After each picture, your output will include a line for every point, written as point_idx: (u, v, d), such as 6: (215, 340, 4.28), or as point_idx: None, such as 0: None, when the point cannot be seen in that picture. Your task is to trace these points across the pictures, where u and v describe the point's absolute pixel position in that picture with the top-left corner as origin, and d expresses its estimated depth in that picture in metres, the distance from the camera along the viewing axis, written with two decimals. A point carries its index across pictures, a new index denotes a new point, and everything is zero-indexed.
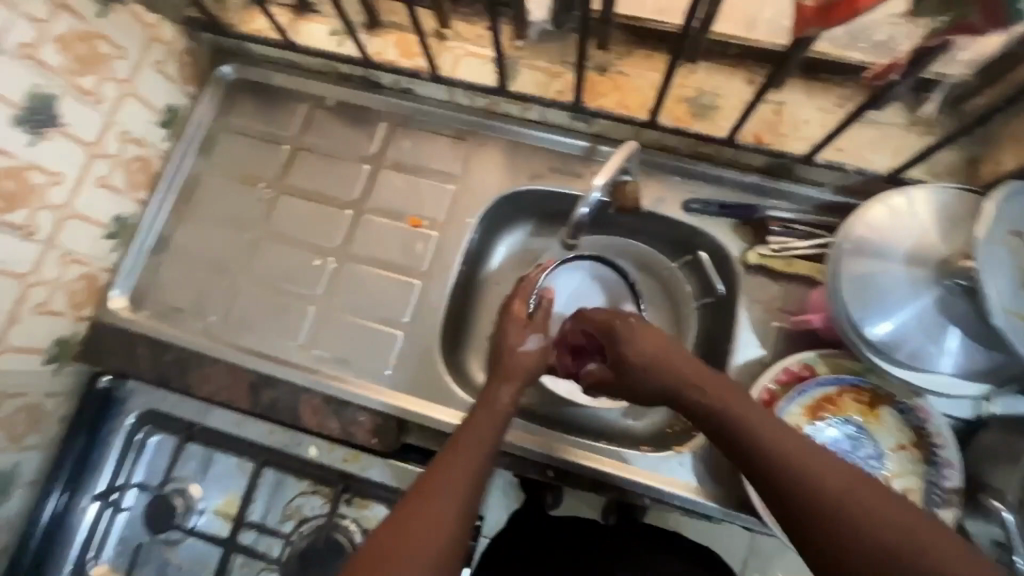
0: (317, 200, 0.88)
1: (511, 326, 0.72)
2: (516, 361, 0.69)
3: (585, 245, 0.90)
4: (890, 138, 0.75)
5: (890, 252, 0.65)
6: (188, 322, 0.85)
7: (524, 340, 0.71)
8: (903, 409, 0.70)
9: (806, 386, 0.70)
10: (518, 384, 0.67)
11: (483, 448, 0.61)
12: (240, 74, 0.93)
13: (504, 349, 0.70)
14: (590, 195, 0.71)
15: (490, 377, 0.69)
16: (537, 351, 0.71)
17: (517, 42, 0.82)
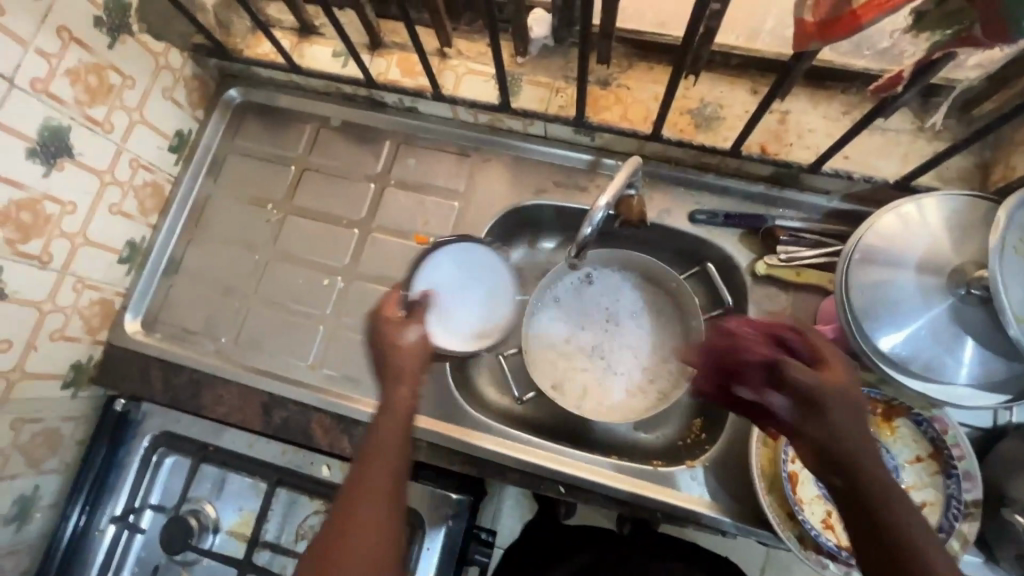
0: (324, 219, 0.89)
1: (385, 324, 0.67)
2: (403, 358, 0.64)
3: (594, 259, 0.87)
4: (899, 145, 0.73)
5: (900, 260, 0.64)
6: (201, 343, 0.86)
7: (404, 334, 0.66)
8: (919, 420, 0.69)
9: None
10: (412, 380, 0.64)
11: (399, 448, 0.61)
12: (247, 97, 0.95)
13: (394, 343, 0.65)
14: (595, 215, 0.70)
15: (384, 379, 0.64)
16: (418, 345, 0.66)
17: (519, 58, 0.83)
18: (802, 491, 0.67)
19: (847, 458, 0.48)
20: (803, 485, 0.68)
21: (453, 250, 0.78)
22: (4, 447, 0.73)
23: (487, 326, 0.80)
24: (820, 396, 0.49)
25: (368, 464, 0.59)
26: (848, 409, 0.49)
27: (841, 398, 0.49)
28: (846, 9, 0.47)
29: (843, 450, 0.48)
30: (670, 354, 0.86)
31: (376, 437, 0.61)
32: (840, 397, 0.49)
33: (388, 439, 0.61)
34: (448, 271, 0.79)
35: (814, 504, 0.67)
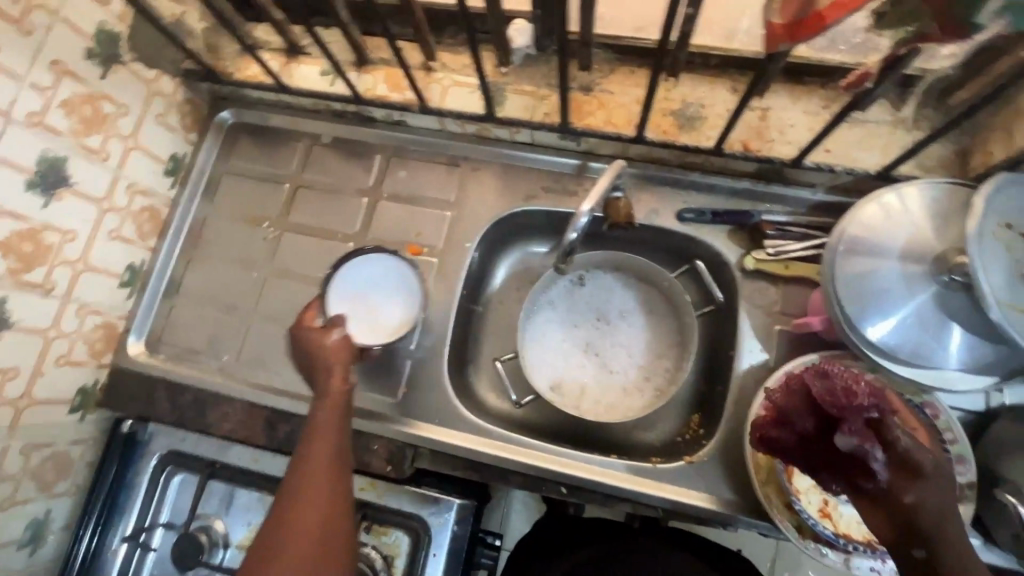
0: (319, 234, 0.90)
1: (308, 327, 0.73)
2: (327, 353, 0.71)
3: (582, 262, 0.89)
4: (879, 135, 0.74)
5: (884, 249, 0.66)
6: (204, 362, 0.88)
7: (330, 332, 0.72)
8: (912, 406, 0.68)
9: None
10: (338, 372, 0.70)
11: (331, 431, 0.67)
12: (239, 118, 0.97)
13: (320, 341, 0.71)
14: (578, 221, 0.71)
15: (316, 375, 0.71)
16: (343, 342, 0.71)
17: (502, 69, 0.84)
18: (798, 481, 0.68)
19: (932, 527, 0.51)
20: (798, 475, 0.68)
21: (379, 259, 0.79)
22: (16, 472, 0.75)
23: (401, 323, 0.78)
24: (922, 468, 0.52)
25: (308, 448, 0.65)
26: (941, 483, 0.52)
27: (937, 472, 0.53)
28: (808, 13, 0.49)
29: (933, 520, 0.51)
30: (664, 352, 0.87)
31: (314, 424, 0.67)
32: (934, 471, 0.52)
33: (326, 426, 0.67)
34: (367, 277, 0.79)
35: (810, 493, 0.68)
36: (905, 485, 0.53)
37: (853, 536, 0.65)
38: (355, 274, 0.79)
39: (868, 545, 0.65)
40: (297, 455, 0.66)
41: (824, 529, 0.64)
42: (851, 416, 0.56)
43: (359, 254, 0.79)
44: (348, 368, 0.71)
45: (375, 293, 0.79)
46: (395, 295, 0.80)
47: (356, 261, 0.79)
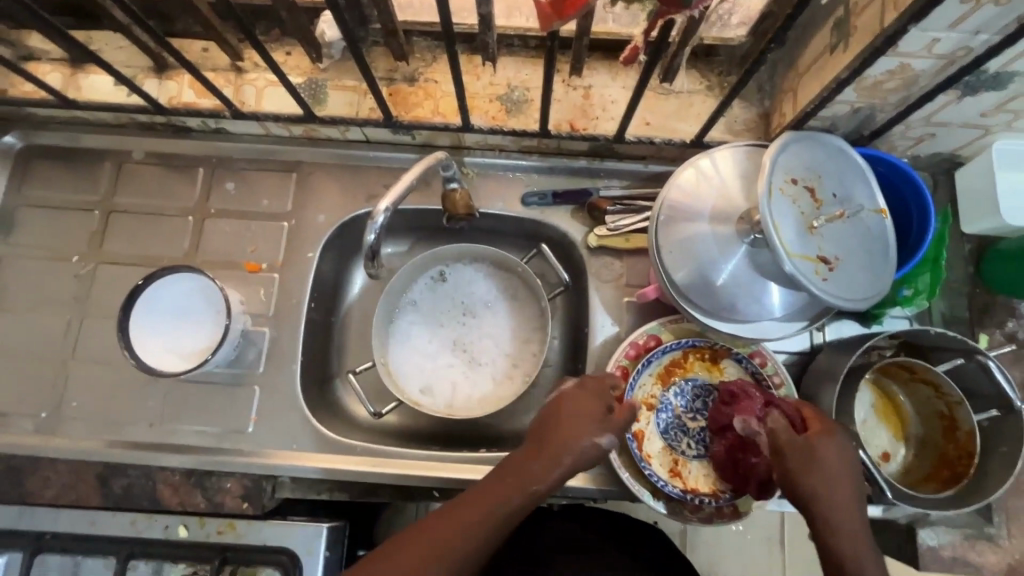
0: (142, 262, 0.81)
1: (587, 398, 0.64)
2: (575, 445, 0.61)
3: (443, 252, 0.86)
4: (691, 104, 0.77)
5: (701, 213, 0.68)
6: (16, 425, 0.77)
7: (591, 425, 0.62)
8: (739, 359, 0.75)
9: (653, 355, 0.74)
10: (558, 472, 0.60)
11: (506, 508, 0.57)
12: (29, 141, 0.85)
13: (564, 426, 0.62)
14: (376, 221, 0.68)
15: (537, 457, 0.60)
16: (603, 446, 0.62)
17: (316, 65, 0.79)
18: (649, 446, 0.73)
19: (819, 507, 0.56)
20: (650, 441, 0.73)
21: (170, 282, 0.76)
22: None
23: (209, 342, 0.75)
24: (805, 447, 0.59)
25: (405, 543, 0.55)
26: (811, 453, 0.58)
27: (808, 446, 0.59)
28: None
29: (816, 495, 0.57)
30: (525, 339, 0.86)
31: (480, 495, 0.58)
32: (812, 447, 0.59)
33: (485, 500, 0.58)
34: (167, 305, 0.76)
35: (661, 456, 0.73)
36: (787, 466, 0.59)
37: (701, 491, 0.71)
38: (155, 304, 0.75)
39: (712, 495, 0.71)
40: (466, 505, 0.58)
41: (672, 488, 0.70)
42: (747, 408, 0.66)
43: (135, 297, 0.74)
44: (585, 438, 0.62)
45: (178, 318, 0.76)
46: (199, 315, 0.76)
47: (136, 307, 0.74)
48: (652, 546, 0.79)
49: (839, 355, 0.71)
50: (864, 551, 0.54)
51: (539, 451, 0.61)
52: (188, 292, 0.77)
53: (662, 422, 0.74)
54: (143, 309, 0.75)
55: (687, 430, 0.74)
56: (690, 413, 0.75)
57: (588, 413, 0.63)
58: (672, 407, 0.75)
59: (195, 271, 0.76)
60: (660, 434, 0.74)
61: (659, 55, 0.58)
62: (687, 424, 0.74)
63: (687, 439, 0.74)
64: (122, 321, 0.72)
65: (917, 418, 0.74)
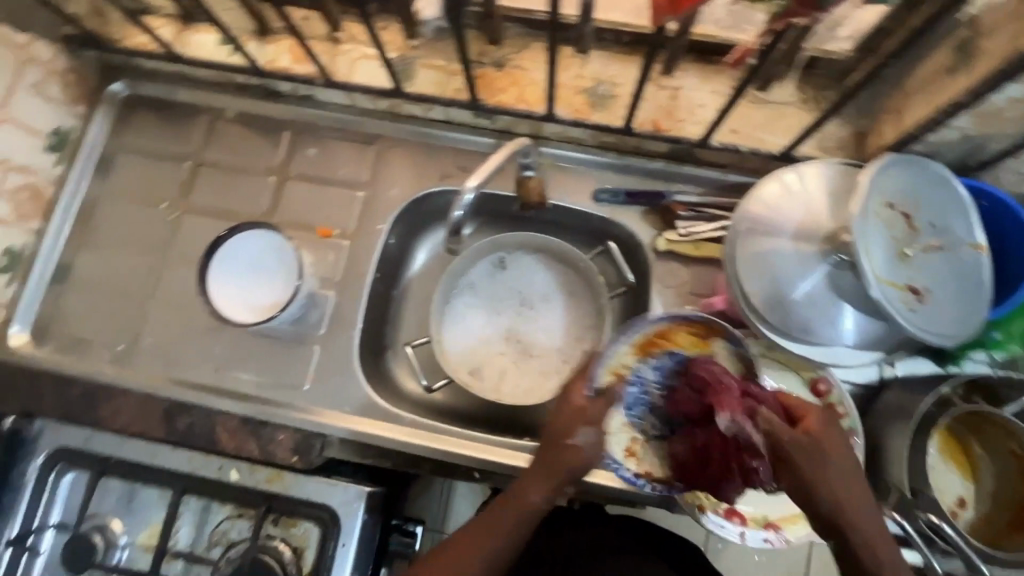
0: (222, 215, 0.85)
1: (565, 410, 0.65)
2: (562, 455, 0.63)
3: (507, 238, 0.86)
4: (782, 116, 0.75)
5: (782, 227, 0.66)
6: (96, 353, 0.82)
7: (573, 432, 0.64)
8: (733, 342, 0.70)
9: (631, 326, 0.71)
10: (555, 482, 0.63)
11: (511, 521, 0.63)
12: (134, 90, 0.90)
13: (553, 443, 0.64)
14: (464, 198, 0.69)
15: (529, 473, 0.64)
16: (588, 447, 0.64)
17: (409, 42, 0.80)
18: (611, 422, 0.71)
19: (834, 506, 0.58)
20: (612, 415, 0.71)
21: (248, 236, 0.79)
22: None
23: (279, 300, 0.78)
24: (818, 447, 0.59)
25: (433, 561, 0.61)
26: (819, 454, 0.59)
27: (815, 446, 0.59)
28: None
29: (833, 500, 0.57)
30: (581, 335, 0.86)
31: (490, 514, 0.63)
32: (823, 447, 0.59)
33: (493, 520, 0.63)
34: (243, 258, 0.79)
35: (621, 433, 0.71)
36: (797, 467, 0.58)
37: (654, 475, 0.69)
38: (232, 258, 0.79)
39: (665, 484, 0.68)
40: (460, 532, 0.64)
41: (624, 471, 0.69)
42: (728, 400, 0.62)
43: (215, 248, 0.77)
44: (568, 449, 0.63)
45: (248, 274, 0.79)
46: (272, 271, 0.79)
47: (217, 256, 0.77)
48: (670, 546, 0.80)
49: (911, 391, 0.68)
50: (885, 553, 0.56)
51: (533, 468, 0.64)
52: (263, 248, 0.80)
53: (629, 395, 0.71)
54: (217, 262, 0.77)
55: (655, 408, 0.71)
56: (660, 393, 0.71)
57: (575, 424, 0.64)
58: (644, 380, 0.71)
59: (272, 229, 0.79)
60: (625, 409, 0.71)
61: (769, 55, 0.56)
62: (657, 402, 0.71)
63: (652, 418, 0.71)
64: (202, 269, 0.76)
65: (990, 465, 0.70)
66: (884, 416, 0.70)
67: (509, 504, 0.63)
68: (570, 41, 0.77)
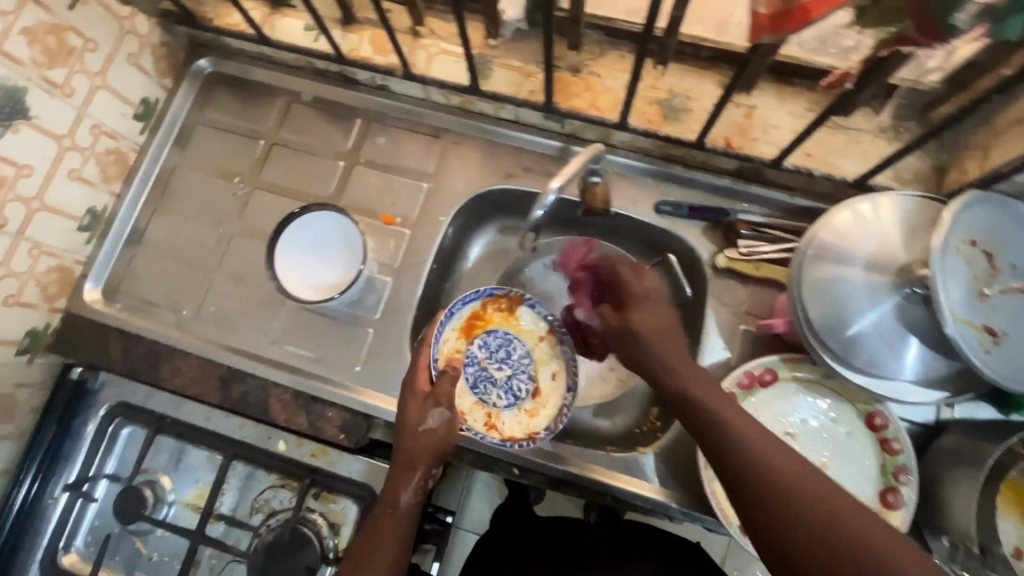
0: (291, 194, 0.88)
1: (412, 401, 0.73)
2: (419, 442, 0.70)
3: (559, 243, 0.91)
4: (859, 143, 0.74)
5: (852, 256, 0.65)
6: (162, 315, 0.86)
7: (425, 418, 0.71)
8: (532, 306, 0.86)
9: (451, 312, 0.83)
10: (422, 469, 0.69)
11: (408, 512, 0.68)
12: (218, 68, 0.93)
13: (405, 436, 0.70)
14: (546, 200, 0.68)
15: (398, 466, 0.70)
16: (440, 426, 0.71)
17: (489, 41, 0.82)
18: (460, 404, 0.82)
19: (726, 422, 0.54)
20: (463, 397, 0.82)
21: (316, 217, 0.81)
22: None
23: (341, 280, 0.82)
24: (637, 334, 0.65)
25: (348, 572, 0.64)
26: (630, 332, 0.65)
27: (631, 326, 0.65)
28: (795, 4, 0.47)
29: (680, 389, 0.60)
30: None
31: (380, 521, 0.67)
32: (664, 339, 0.64)
33: (393, 514, 0.67)
34: (309, 238, 0.82)
35: (475, 411, 0.82)
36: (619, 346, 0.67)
37: (516, 437, 0.79)
38: (299, 237, 0.81)
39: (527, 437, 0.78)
40: (372, 524, 0.67)
41: (489, 439, 0.77)
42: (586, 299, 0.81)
43: (284, 224, 0.80)
44: (428, 437, 0.70)
45: (315, 254, 0.83)
46: (337, 252, 0.83)
47: (285, 233, 0.80)
48: (677, 554, 0.82)
49: (973, 435, 0.66)
50: (739, 431, 0.53)
51: (401, 459, 0.70)
52: (330, 230, 0.82)
53: (471, 375, 0.84)
54: (284, 240, 0.80)
55: (496, 382, 0.84)
56: (494, 364, 0.84)
57: (429, 417, 0.71)
58: (478, 359, 0.85)
59: (340, 212, 0.81)
60: (471, 390, 0.83)
61: (877, 75, 0.55)
62: (493, 374, 0.84)
63: (495, 390, 0.83)
64: (270, 244, 0.79)
65: None
66: (941, 457, 0.68)
67: (403, 480, 0.69)
68: (654, 54, 0.76)
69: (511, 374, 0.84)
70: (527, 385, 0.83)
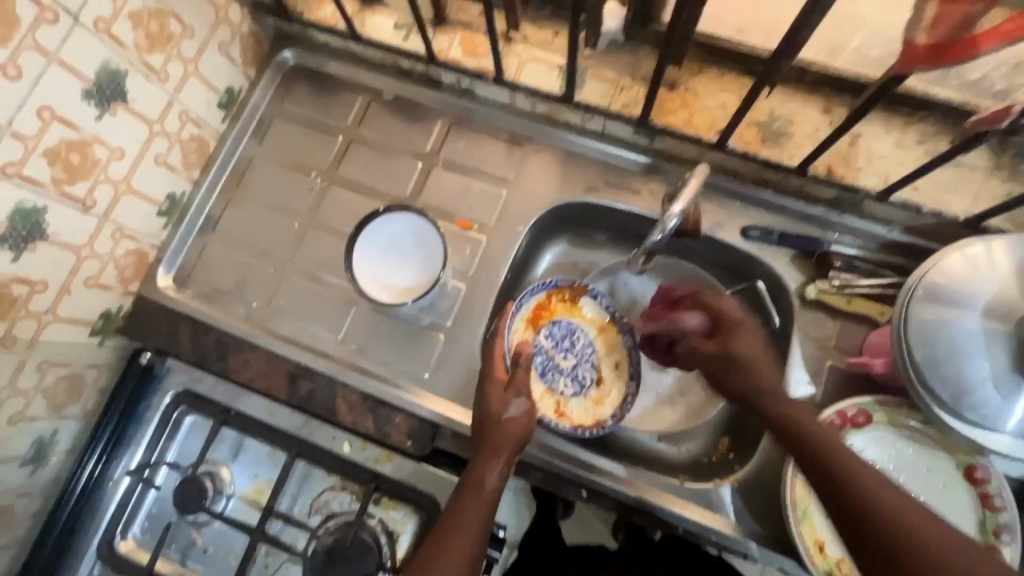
0: (367, 192, 0.87)
1: (493, 391, 0.73)
2: (503, 430, 0.69)
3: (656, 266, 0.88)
4: (970, 182, 0.71)
5: (967, 300, 0.62)
6: (231, 305, 0.85)
7: (506, 406, 0.71)
8: (595, 296, 0.84)
9: (520, 303, 0.81)
10: (506, 455, 0.68)
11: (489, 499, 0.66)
12: (300, 61, 0.93)
13: (491, 421, 0.70)
14: (668, 222, 0.67)
15: (479, 451, 0.69)
16: (521, 416, 0.71)
17: (585, 51, 0.80)
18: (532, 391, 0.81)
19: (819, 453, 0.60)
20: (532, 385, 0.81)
21: (394, 218, 0.80)
22: (30, 388, 0.72)
23: (414, 285, 0.81)
24: (744, 367, 0.70)
25: (428, 557, 0.62)
26: (758, 358, 0.70)
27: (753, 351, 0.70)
28: (961, 37, 0.44)
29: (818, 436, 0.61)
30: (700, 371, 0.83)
31: (462, 503, 0.66)
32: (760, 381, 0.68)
33: (478, 498, 0.66)
34: (386, 239, 0.81)
35: (544, 399, 0.81)
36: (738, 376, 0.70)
37: (585, 425, 0.79)
38: (376, 237, 0.80)
39: (595, 425, 0.79)
40: (456, 504, 0.66)
41: (562, 427, 0.77)
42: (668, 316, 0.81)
43: (365, 223, 0.79)
44: (507, 420, 0.70)
45: (390, 254, 0.81)
46: (411, 256, 0.82)
47: (364, 232, 0.79)
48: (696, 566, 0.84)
49: None
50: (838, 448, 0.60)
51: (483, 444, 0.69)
52: (408, 232, 0.81)
53: (538, 363, 0.83)
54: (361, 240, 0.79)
55: (562, 370, 0.83)
56: (560, 354, 0.84)
57: (512, 406, 0.71)
58: (545, 348, 0.83)
59: (420, 214, 0.80)
60: (540, 377, 0.82)
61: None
62: (559, 363, 0.83)
63: (562, 378, 0.83)
64: (351, 244, 0.78)
65: None
66: None
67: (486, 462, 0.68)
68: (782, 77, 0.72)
69: (576, 363, 0.84)
70: (591, 374, 0.83)
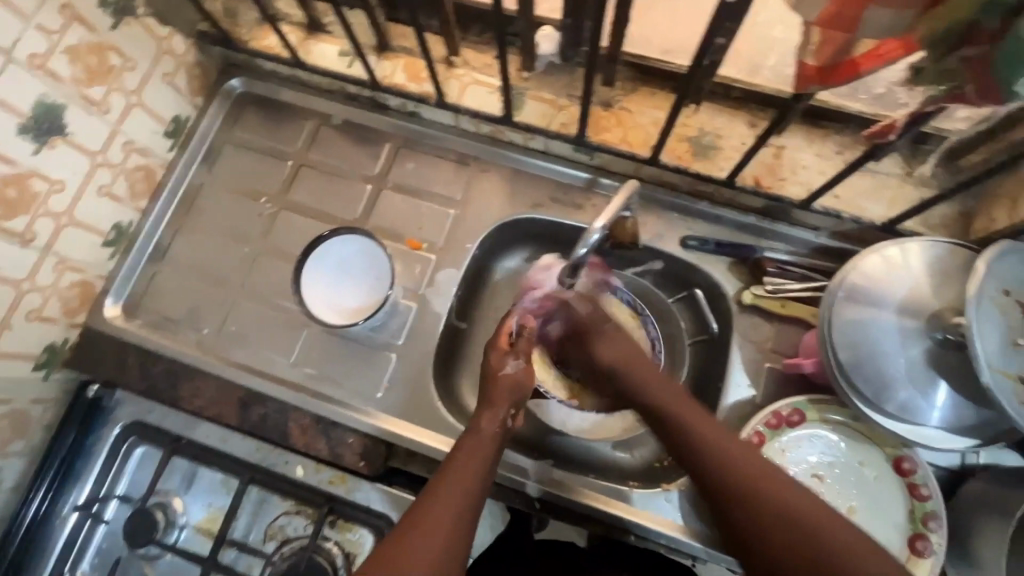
0: (318, 216, 0.88)
1: (492, 353, 0.75)
2: (498, 385, 0.71)
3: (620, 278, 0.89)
4: (887, 188, 0.76)
5: (884, 299, 0.66)
6: (181, 332, 0.85)
7: (503, 364, 0.73)
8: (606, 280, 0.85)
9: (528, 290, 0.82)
10: (505, 406, 0.70)
11: (472, 483, 0.62)
12: (248, 88, 0.94)
13: (491, 379, 0.72)
14: (589, 237, 0.70)
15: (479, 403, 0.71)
16: (519, 372, 0.73)
17: (523, 74, 0.83)
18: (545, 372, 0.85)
19: (715, 453, 0.63)
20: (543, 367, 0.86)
21: (342, 241, 0.82)
22: None
23: (365, 306, 0.83)
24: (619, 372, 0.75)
25: (411, 524, 0.58)
26: (630, 351, 0.77)
27: (616, 340, 0.78)
28: (844, 59, 0.48)
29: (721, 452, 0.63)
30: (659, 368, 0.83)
31: (439, 488, 0.61)
32: (644, 380, 0.73)
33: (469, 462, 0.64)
34: (332, 260, 0.82)
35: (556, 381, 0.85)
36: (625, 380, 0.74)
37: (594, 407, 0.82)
38: (324, 259, 0.81)
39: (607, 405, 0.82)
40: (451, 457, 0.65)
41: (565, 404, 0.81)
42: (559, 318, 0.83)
43: (312, 247, 0.80)
44: (501, 374, 0.72)
45: (340, 276, 0.83)
46: (361, 277, 0.84)
47: (313, 255, 0.80)
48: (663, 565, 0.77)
49: (993, 483, 0.66)
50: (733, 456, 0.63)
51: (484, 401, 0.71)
52: (357, 252, 0.83)
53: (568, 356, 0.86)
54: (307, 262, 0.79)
55: None
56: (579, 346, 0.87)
57: (512, 368, 0.73)
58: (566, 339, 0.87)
59: (367, 236, 0.81)
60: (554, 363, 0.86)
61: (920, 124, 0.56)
62: None
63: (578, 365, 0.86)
64: (299, 267, 0.79)
65: None
66: (964, 505, 0.68)
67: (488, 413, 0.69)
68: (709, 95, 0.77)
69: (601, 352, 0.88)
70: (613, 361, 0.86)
